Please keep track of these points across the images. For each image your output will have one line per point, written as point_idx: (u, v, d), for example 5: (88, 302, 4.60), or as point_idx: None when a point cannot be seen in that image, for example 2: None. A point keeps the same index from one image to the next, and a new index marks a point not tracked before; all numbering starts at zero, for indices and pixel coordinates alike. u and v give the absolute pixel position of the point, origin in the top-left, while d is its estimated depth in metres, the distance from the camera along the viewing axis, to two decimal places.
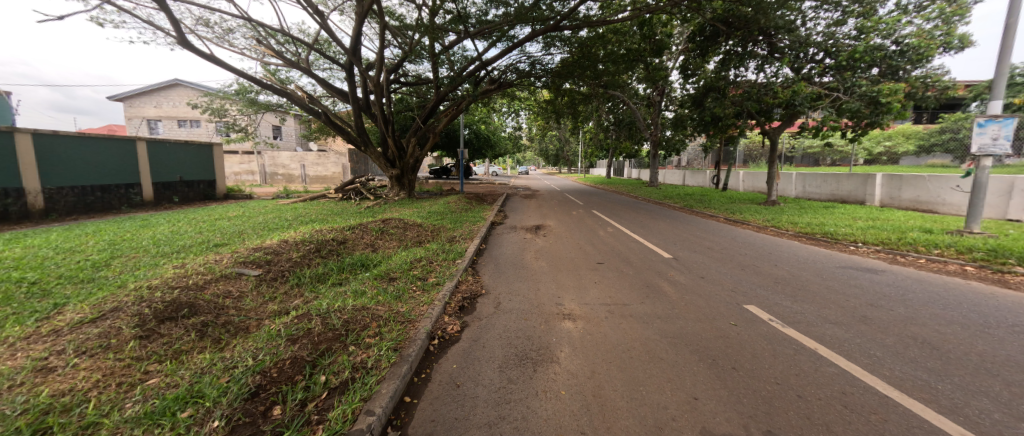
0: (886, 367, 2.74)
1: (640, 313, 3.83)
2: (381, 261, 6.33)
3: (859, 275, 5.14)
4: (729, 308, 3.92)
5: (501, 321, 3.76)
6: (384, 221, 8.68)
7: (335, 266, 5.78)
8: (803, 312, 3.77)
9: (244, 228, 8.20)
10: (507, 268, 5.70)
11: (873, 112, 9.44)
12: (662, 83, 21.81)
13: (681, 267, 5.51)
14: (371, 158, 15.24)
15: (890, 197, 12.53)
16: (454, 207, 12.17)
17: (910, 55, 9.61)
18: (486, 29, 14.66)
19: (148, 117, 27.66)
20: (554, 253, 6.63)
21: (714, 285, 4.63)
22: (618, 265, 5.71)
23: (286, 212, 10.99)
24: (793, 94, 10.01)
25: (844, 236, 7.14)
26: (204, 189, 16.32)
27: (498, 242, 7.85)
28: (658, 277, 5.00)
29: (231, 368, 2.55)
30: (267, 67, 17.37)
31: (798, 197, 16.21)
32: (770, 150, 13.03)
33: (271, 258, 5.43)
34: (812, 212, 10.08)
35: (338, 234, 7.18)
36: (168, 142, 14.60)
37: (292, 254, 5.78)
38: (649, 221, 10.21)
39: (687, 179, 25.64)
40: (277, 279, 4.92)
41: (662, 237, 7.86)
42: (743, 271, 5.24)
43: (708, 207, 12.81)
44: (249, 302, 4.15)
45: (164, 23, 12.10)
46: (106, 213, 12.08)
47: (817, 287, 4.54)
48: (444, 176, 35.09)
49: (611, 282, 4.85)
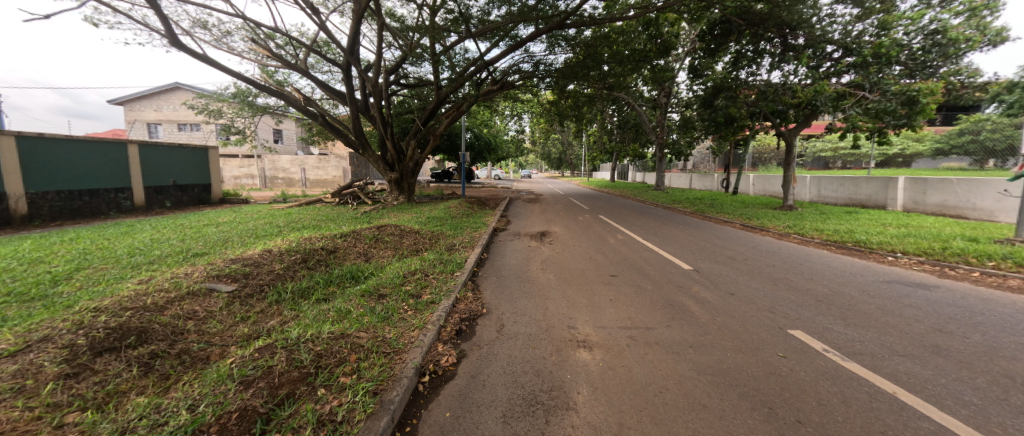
0: (994, 421, 2.17)
1: (667, 340, 3.27)
2: (373, 273, 5.79)
3: (910, 290, 4.55)
4: (773, 334, 3.36)
5: (504, 350, 3.21)
6: (379, 228, 8.15)
7: (322, 280, 5.25)
8: (863, 341, 3.19)
9: (231, 236, 7.70)
10: (511, 282, 5.15)
11: (906, 113, 8.91)
12: (668, 84, 21.28)
13: (704, 280, 4.96)
14: (370, 161, 14.73)
15: (914, 201, 11.91)
16: (455, 212, 11.64)
17: (943, 51, 8.99)
18: (489, 29, 14.24)
19: (148, 120, 27.40)
20: (561, 263, 6.08)
21: (748, 305, 4.06)
22: (634, 278, 5.15)
23: (279, 218, 10.49)
24: (816, 95, 9.46)
25: (878, 245, 6.57)
26: (199, 193, 15.90)
27: (501, 251, 7.31)
28: (681, 294, 4.44)
29: (160, 425, 2.00)
30: (265, 69, 17.02)
31: (812, 201, 15.61)
32: (786, 152, 12.42)
33: (249, 271, 4.90)
34: (835, 218, 9.49)
35: (329, 243, 6.65)
36: (161, 145, 14.20)
37: (276, 265, 5.26)
38: (660, 227, 9.66)
39: (694, 182, 25.03)
40: (253, 296, 4.39)
41: (677, 245, 7.30)
42: (776, 287, 4.66)
43: (721, 212, 12.21)
44: (215, 324, 3.61)
45: (157, 23, 11.75)
46: (93, 219, 11.62)
47: (868, 308, 3.96)
48: (446, 179, 34.52)
49: (628, 300, 4.31)
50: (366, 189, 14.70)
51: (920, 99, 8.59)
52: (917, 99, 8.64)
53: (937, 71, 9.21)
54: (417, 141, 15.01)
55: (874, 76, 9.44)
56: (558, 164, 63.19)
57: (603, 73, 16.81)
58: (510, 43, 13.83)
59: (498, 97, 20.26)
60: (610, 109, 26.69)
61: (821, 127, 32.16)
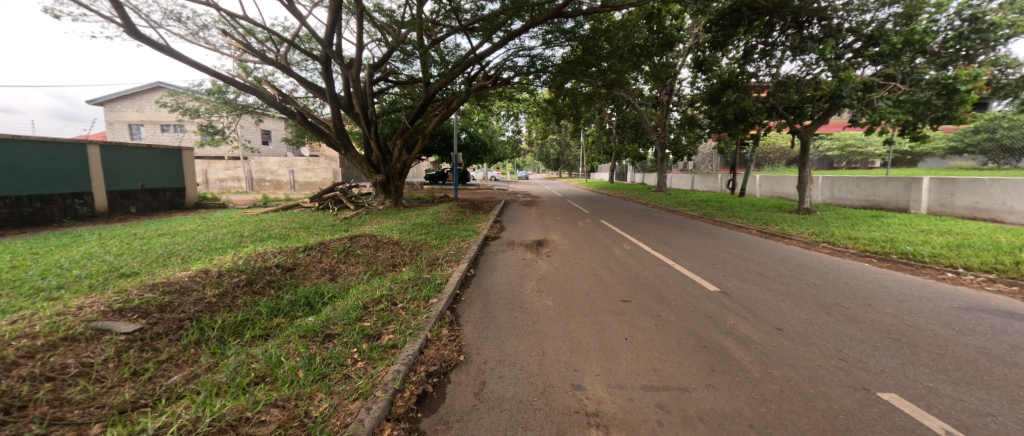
0: None
1: (712, 413, 2.31)
2: (336, 298, 4.80)
3: (1003, 322, 3.59)
4: (859, 401, 2.40)
5: (482, 431, 2.22)
6: (353, 238, 7.13)
7: (266, 308, 4.26)
8: (997, 417, 2.23)
9: (181, 249, 6.69)
10: (501, 311, 4.18)
11: (944, 105, 7.89)
12: (670, 81, 20.39)
13: (741, 309, 3.98)
14: (353, 163, 13.68)
15: (940, 204, 11.06)
16: (443, 218, 10.66)
17: (984, 37, 7.95)
18: (480, 22, 13.33)
19: (129, 122, 26.24)
20: (561, 283, 5.10)
21: (808, 350, 3.10)
22: (651, 305, 4.18)
23: (246, 225, 9.44)
24: (840, 87, 8.49)
25: (932, 258, 5.64)
26: (171, 198, 14.85)
27: (492, 265, 6.33)
28: (715, 331, 3.46)
29: None
30: (243, 66, 16.00)
31: (825, 203, 14.75)
32: (801, 151, 11.50)
33: (169, 301, 3.89)
34: (863, 223, 8.60)
35: (287, 258, 5.63)
36: (127, 146, 13.16)
37: (209, 290, 4.26)
38: (669, 235, 8.72)
39: (696, 183, 24.19)
40: (163, 337, 3.40)
41: (694, 258, 6.33)
42: (833, 320, 3.70)
43: (731, 216, 11.32)
44: (84, 389, 2.65)
45: (115, 12, 10.79)
46: (45, 227, 10.57)
47: (968, 354, 2.99)
48: (441, 181, 33.51)
49: (648, 339, 3.35)
50: (349, 193, 13.62)
51: (959, 88, 7.62)
52: (954, 88, 7.71)
53: (975, 60, 8.23)
54: (404, 141, 13.99)
55: (905, 65, 8.44)
56: (555, 166, 62.39)
57: (603, 70, 15.89)
58: (502, 36, 12.90)
59: (493, 96, 19.30)
60: (609, 108, 25.78)
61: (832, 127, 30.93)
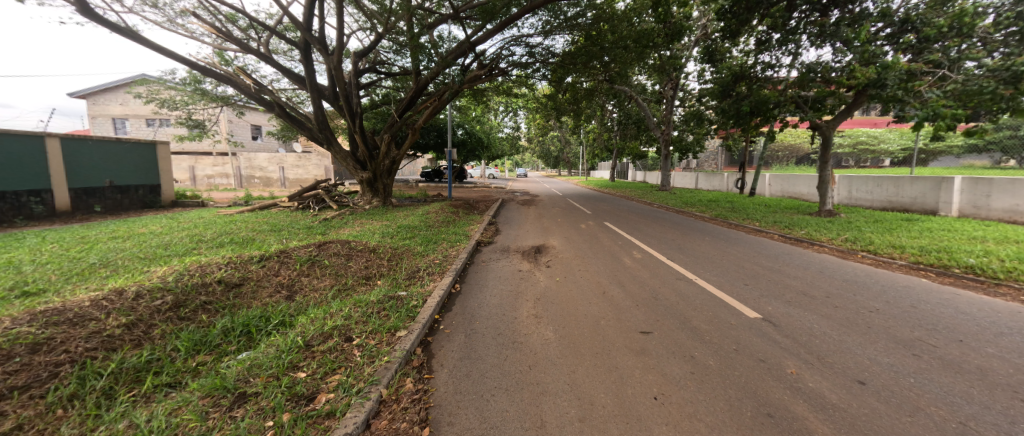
0: None
1: None
2: (288, 324, 3.86)
3: None
4: None
5: None
6: (322, 244, 6.16)
7: (187, 342, 3.33)
8: None
9: (121, 257, 5.73)
10: (489, 347, 3.25)
11: (1010, 93, 6.61)
12: (674, 75, 19.48)
13: (802, 350, 3.05)
14: (337, 159, 12.69)
15: (974, 206, 10.16)
16: (433, 219, 9.74)
17: None
18: (475, 10, 12.37)
19: (113, 115, 25.16)
20: (564, 305, 4.17)
21: (918, 423, 2.18)
22: (680, 340, 3.27)
23: (211, 228, 8.47)
24: (883, 74, 7.53)
25: (1007, 274, 4.75)
26: (145, 195, 13.86)
27: (482, 278, 5.40)
28: (778, 388, 2.54)
29: None
30: (222, 54, 15.02)
31: (842, 203, 13.87)
32: (823, 147, 10.57)
33: (46, 337, 2.95)
34: (902, 227, 7.69)
35: (234, 272, 4.67)
36: (91, 139, 12.17)
37: (112, 319, 3.31)
38: (682, 240, 7.83)
39: (701, 182, 23.31)
40: (14, 397, 2.47)
41: (717, 271, 5.42)
42: (927, 367, 2.80)
43: (747, 218, 10.41)
44: None
45: None
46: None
47: None
48: (438, 178, 32.49)
49: (684, 399, 2.45)
50: (333, 191, 12.65)
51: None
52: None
53: None
54: (392, 135, 13.00)
55: (953, 49, 7.47)
56: (555, 163, 61.45)
57: (605, 64, 14.99)
58: (498, 23, 11.95)
59: (490, 90, 18.32)
60: (610, 104, 24.84)
61: (860, 121, 28.90)
